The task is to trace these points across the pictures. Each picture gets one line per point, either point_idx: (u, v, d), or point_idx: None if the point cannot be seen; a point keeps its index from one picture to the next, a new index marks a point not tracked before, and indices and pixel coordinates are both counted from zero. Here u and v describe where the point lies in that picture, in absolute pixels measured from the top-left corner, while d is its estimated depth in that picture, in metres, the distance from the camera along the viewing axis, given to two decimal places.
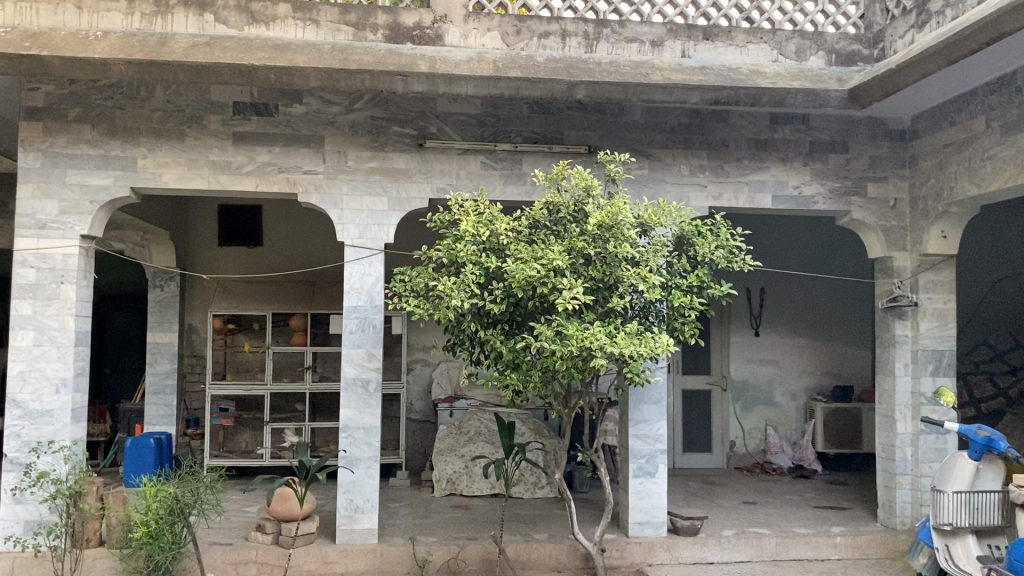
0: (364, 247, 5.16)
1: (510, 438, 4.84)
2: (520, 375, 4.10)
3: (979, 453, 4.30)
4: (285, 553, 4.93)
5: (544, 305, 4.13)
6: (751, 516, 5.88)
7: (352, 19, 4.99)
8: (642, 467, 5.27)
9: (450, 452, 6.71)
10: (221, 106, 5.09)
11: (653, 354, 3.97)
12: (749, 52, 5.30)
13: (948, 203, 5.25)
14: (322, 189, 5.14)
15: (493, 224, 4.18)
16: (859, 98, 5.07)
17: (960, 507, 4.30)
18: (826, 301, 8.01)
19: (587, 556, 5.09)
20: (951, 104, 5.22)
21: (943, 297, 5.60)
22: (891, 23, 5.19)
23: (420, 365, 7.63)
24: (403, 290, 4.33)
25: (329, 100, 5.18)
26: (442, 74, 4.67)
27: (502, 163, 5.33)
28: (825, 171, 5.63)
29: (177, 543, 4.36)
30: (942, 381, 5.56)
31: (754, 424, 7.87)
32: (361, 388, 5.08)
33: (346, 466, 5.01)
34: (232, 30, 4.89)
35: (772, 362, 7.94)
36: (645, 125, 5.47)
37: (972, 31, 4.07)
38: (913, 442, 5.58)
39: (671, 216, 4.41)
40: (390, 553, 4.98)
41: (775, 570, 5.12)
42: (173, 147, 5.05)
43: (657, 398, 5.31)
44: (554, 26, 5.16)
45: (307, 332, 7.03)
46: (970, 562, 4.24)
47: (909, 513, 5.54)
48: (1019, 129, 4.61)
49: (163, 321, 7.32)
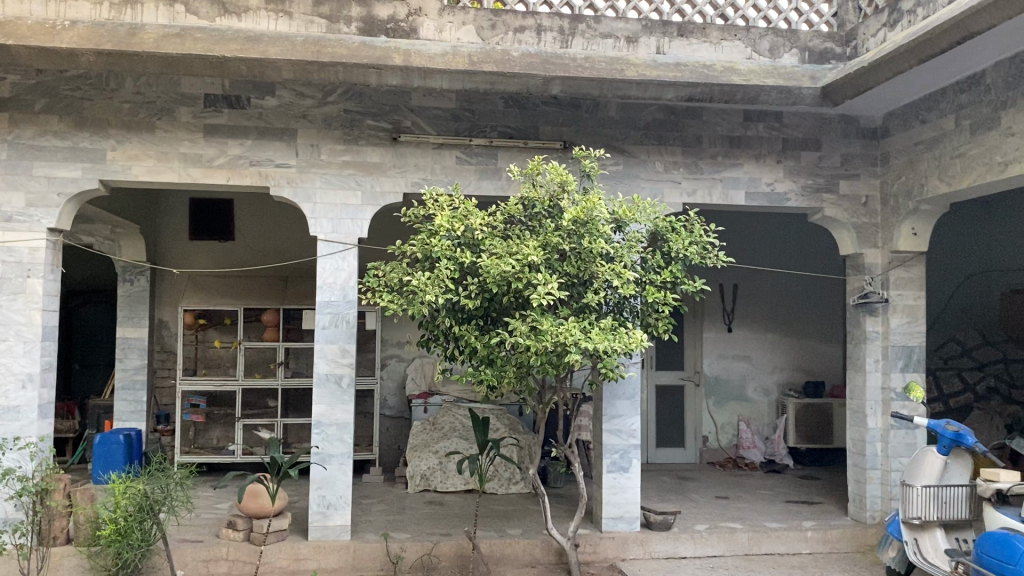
0: (337, 242, 5.12)
1: (485, 434, 4.82)
2: (494, 371, 4.11)
3: (947, 447, 4.34)
4: (257, 550, 4.88)
5: (519, 301, 4.12)
6: (723, 511, 5.92)
7: (325, 11, 4.94)
8: (615, 462, 5.29)
9: (424, 448, 6.69)
10: (193, 98, 5.02)
11: (627, 350, 3.98)
12: (723, 49, 5.32)
13: (918, 201, 5.30)
14: (295, 182, 5.09)
15: (468, 219, 4.16)
16: (832, 95, 5.09)
17: (928, 501, 4.34)
18: (798, 298, 8.08)
19: (561, 552, 5.10)
20: (921, 102, 5.28)
21: (914, 294, 5.65)
22: (863, 21, 5.24)
23: (394, 361, 7.59)
24: (376, 285, 4.30)
25: (302, 93, 5.12)
26: (417, 68, 4.62)
27: (477, 158, 5.30)
28: (798, 168, 5.66)
29: (146, 541, 4.30)
30: (912, 376, 5.62)
31: (726, 419, 7.92)
32: (334, 384, 5.04)
33: (318, 462, 4.97)
34: (203, 21, 4.84)
35: (744, 358, 7.99)
36: (620, 121, 5.47)
37: (942, 31, 4.12)
38: (883, 437, 5.64)
39: (646, 212, 4.41)
40: (363, 550, 4.95)
41: (747, 564, 5.16)
42: (143, 139, 4.97)
43: (631, 392, 5.32)
44: (530, 21, 5.15)
45: (280, 327, 6.97)
46: (938, 556, 4.29)
47: (878, 508, 5.60)
48: (989, 127, 4.67)
49: (133, 316, 7.24)
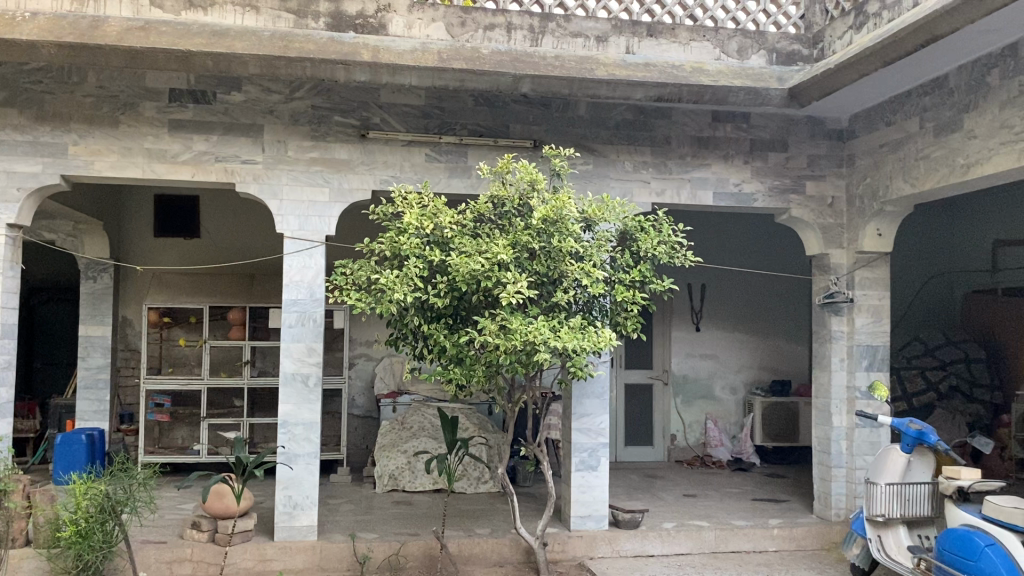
0: (304, 240, 5.08)
1: (453, 433, 4.78)
2: (463, 370, 4.10)
3: (911, 445, 4.40)
4: (221, 551, 4.83)
5: (488, 300, 4.11)
6: (690, 509, 5.95)
7: (293, 6, 4.90)
8: (584, 460, 5.29)
9: (392, 448, 6.64)
10: (157, 93, 4.94)
11: (596, 349, 3.98)
12: (692, 49, 5.35)
13: (883, 202, 5.37)
14: (261, 178, 5.04)
15: (437, 217, 4.14)
16: (799, 97, 5.13)
17: (892, 498, 4.39)
18: (766, 298, 8.15)
19: (529, 551, 5.09)
20: (887, 104, 5.34)
21: (878, 294, 5.71)
22: (830, 23, 5.29)
23: (362, 360, 7.53)
24: (344, 283, 4.26)
25: (268, 89, 5.06)
26: (385, 64, 4.59)
27: (447, 156, 5.28)
28: (765, 169, 5.71)
29: (108, 542, 4.22)
30: (877, 375, 5.68)
31: (694, 417, 7.97)
32: (301, 383, 4.99)
33: (284, 462, 4.93)
34: (168, 15, 4.78)
35: (712, 357, 8.04)
36: (590, 121, 5.47)
37: (907, 34, 4.17)
38: (848, 435, 5.70)
39: (615, 211, 4.41)
40: (330, 550, 4.91)
41: (714, 562, 5.19)
42: (106, 133, 4.89)
43: (600, 390, 5.33)
44: (499, 19, 5.14)
45: (246, 326, 6.89)
46: (901, 553, 4.35)
47: (843, 505, 5.67)
48: (953, 129, 4.74)
49: (96, 314, 7.12)
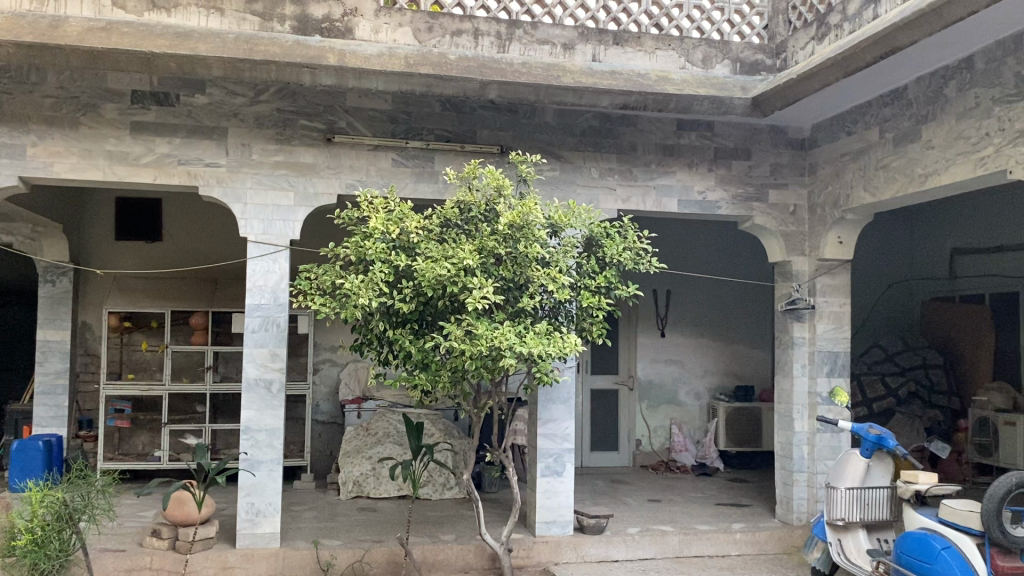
0: (268, 244, 5.03)
1: (419, 439, 4.76)
2: (429, 376, 4.09)
3: (870, 450, 4.46)
4: (182, 558, 4.77)
5: (454, 305, 4.10)
6: (655, 514, 5.99)
7: (258, 9, 4.86)
8: (549, 466, 5.29)
9: (357, 454, 6.60)
10: (119, 94, 4.88)
11: (561, 354, 4.00)
12: (658, 58, 5.39)
13: (844, 210, 5.45)
14: (225, 182, 4.99)
15: (403, 221, 4.12)
16: (762, 106, 5.21)
17: (851, 503, 4.44)
18: (731, 304, 8.22)
19: (494, 557, 5.09)
20: (847, 115, 5.43)
21: (839, 301, 5.80)
22: (793, 34, 5.37)
23: (327, 365, 7.47)
24: (308, 288, 4.23)
25: (233, 91, 5.01)
26: (351, 69, 4.56)
27: (413, 161, 5.27)
28: (728, 177, 5.77)
29: (65, 551, 4.10)
30: (837, 382, 5.76)
31: (659, 422, 8.03)
32: (264, 389, 4.95)
33: (247, 469, 4.87)
34: (130, 15, 4.72)
35: (677, 362, 8.11)
36: (556, 127, 5.49)
37: (867, 45, 4.24)
38: (809, 440, 5.78)
39: (582, 217, 4.43)
40: (293, 557, 4.87)
41: (678, 567, 5.22)
42: (65, 135, 4.81)
43: (565, 397, 5.33)
44: (467, 25, 5.15)
45: (209, 331, 6.81)
46: (860, 557, 4.40)
47: (805, 510, 5.74)
48: (911, 140, 4.83)
49: (54, 318, 6.99)
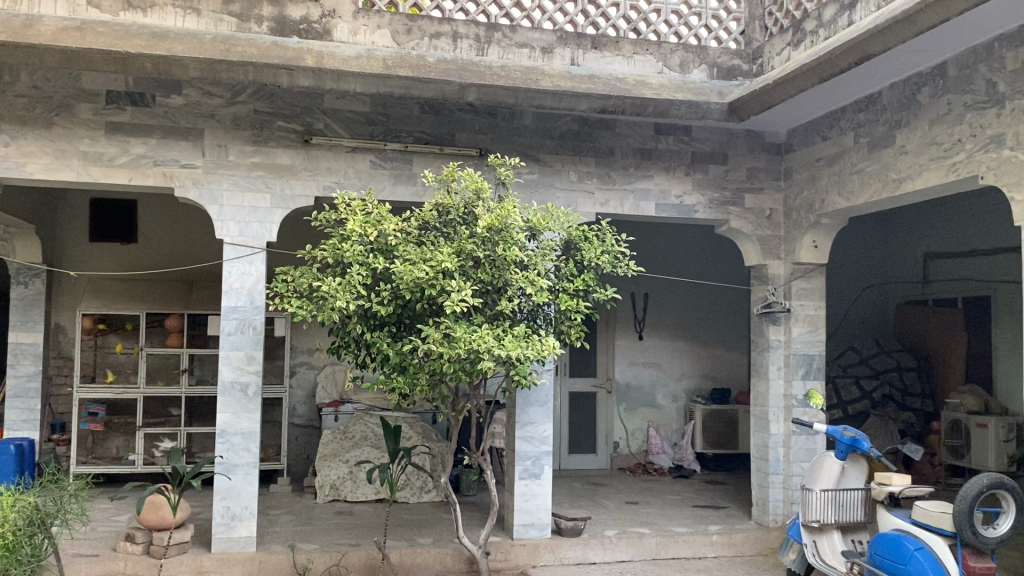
0: (244, 246, 5.00)
1: (396, 442, 4.73)
2: (406, 379, 4.08)
3: (844, 452, 4.50)
4: (156, 563, 4.73)
5: (432, 308, 4.09)
6: (631, 516, 6.01)
7: (235, 9, 4.84)
8: (528, 469, 5.30)
9: (334, 458, 6.57)
10: (94, 94, 4.83)
11: (540, 357, 4.00)
12: (636, 62, 5.42)
13: (819, 214, 5.50)
14: (201, 183, 4.96)
15: (381, 224, 4.11)
16: (738, 111, 5.26)
17: (827, 504, 4.48)
18: (708, 308, 8.27)
19: (472, 560, 5.08)
20: (823, 120, 5.49)
21: (814, 304, 5.86)
22: (769, 40, 5.42)
23: (303, 368, 7.43)
24: (284, 291, 4.21)
25: (209, 92, 4.98)
26: (329, 70, 4.54)
27: (392, 163, 5.26)
28: (705, 181, 5.81)
29: (36, 556, 3.98)
30: (813, 384, 5.81)
31: (637, 425, 8.06)
32: (240, 392, 4.91)
33: (222, 472, 4.84)
34: (106, 15, 4.68)
35: (655, 365, 8.14)
36: (534, 131, 5.50)
37: (842, 52, 4.28)
38: (785, 442, 5.82)
39: (560, 221, 4.43)
40: (269, 561, 4.84)
41: (654, 569, 5.24)
42: (38, 135, 4.75)
43: (544, 399, 5.34)
44: (445, 27, 5.14)
45: (184, 333, 6.76)
46: (835, 558, 4.44)
47: (780, 511, 5.78)
48: (885, 145, 4.89)
49: (26, 320, 6.90)
